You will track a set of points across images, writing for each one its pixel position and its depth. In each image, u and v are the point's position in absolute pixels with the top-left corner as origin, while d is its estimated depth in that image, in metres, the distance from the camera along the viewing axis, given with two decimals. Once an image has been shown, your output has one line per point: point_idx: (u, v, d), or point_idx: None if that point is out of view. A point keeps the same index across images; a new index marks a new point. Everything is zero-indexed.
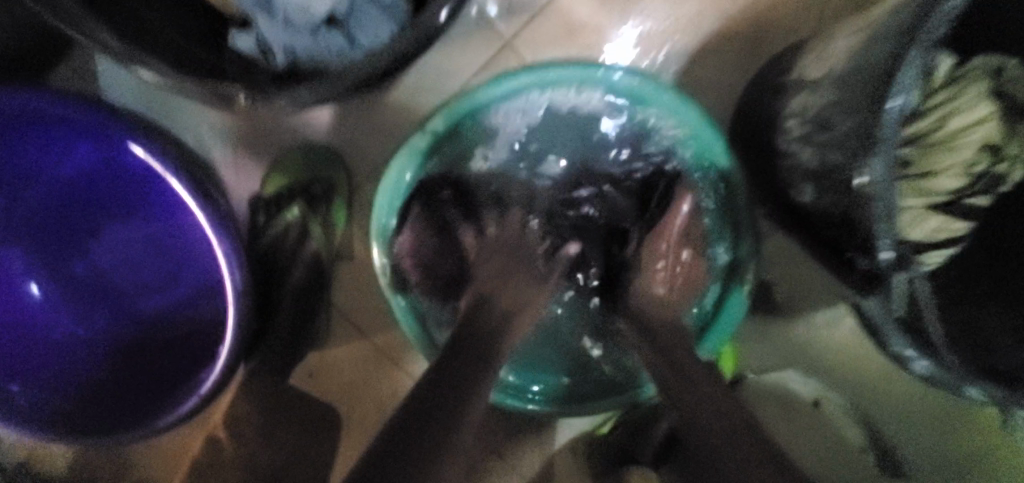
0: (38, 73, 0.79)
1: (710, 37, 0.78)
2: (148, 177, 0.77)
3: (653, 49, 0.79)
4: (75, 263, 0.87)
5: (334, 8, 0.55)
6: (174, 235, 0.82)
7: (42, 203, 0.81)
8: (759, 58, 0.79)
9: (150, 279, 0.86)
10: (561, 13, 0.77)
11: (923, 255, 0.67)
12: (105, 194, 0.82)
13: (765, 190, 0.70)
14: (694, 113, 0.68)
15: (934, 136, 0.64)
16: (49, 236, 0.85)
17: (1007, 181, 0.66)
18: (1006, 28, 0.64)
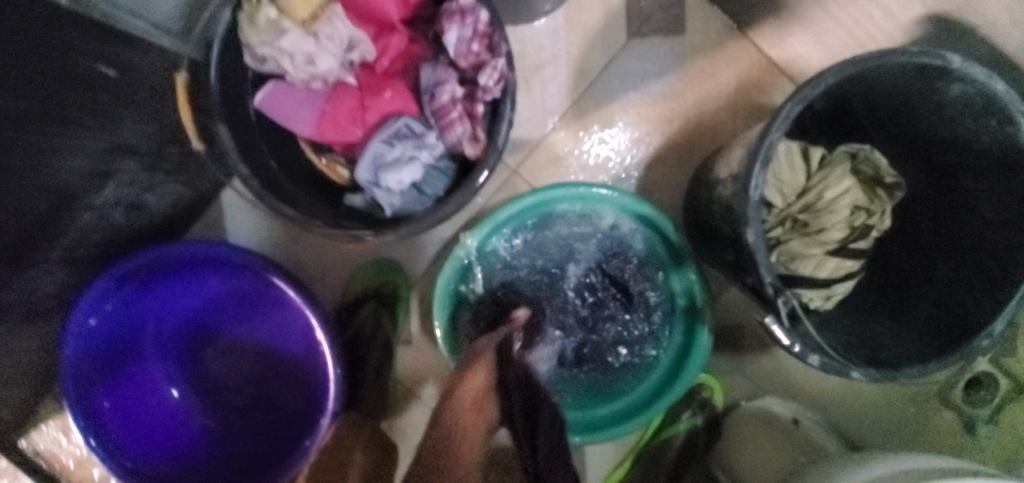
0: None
1: (657, 150, 1.10)
2: (264, 297, 1.04)
3: (616, 162, 1.10)
4: (202, 366, 1.12)
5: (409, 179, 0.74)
6: (280, 340, 1.08)
7: (180, 328, 1.10)
8: (695, 159, 1.10)
9: (260, 376, 1.12)
10: (549, 146, 1.10)
11: (832, 285, 0.92)
12: (224, 311, 1.10)
13: (709, 250, 0.96)
14: (651, 212, 0.97)
15: (818, 203, 0.92)
16: (182, 348, 1.10)
17: (879, 228, 0.92)
18: (849, 126, 0.94)
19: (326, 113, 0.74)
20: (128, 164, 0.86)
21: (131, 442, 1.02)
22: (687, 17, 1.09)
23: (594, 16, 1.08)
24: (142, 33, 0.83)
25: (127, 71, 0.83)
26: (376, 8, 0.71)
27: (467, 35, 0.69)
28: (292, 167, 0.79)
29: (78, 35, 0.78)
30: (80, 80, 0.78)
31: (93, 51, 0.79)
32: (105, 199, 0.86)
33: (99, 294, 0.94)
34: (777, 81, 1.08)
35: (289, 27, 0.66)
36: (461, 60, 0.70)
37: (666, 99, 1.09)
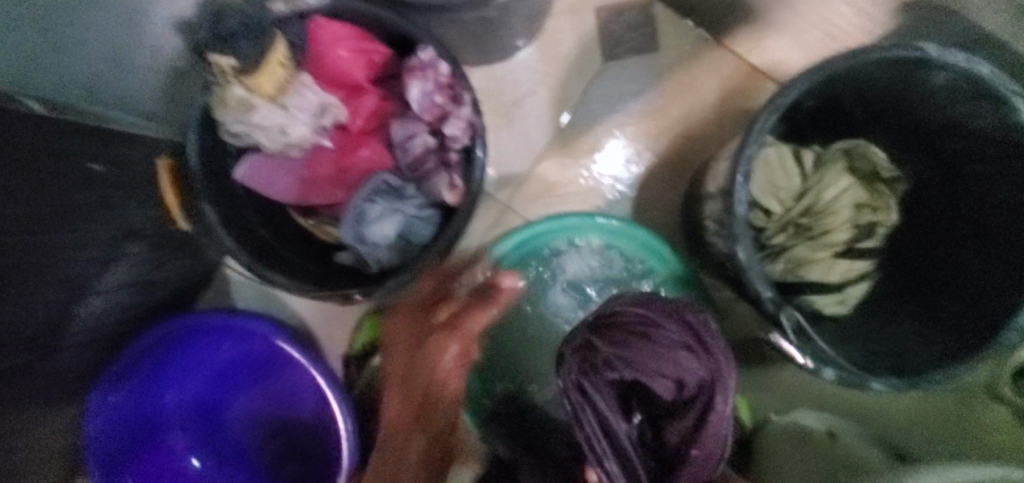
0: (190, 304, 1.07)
1: (649, 169, 1.09)
2: (273, 359, 1.06)
3: (608, 186, 1.10)
4: (220, 434, 1.12)
5: (387, 234, 0.75)
6: (293, 400, 1.09)
7: (199, 399, 1.11)
8: (687, 173, 1.09)
9: (276, 438, 1.12)
10: (539, 178, 1.10)
11: (844, 289, 0.89)
12: (240, 378, 1.11)
13: (711, 265, 0.94)
14: (644, 234, 0.96)
15: (819, 205, 0.89)
16: (199, 419, 1.11)
17: (887, 225, 0.88)
18: (838, 125, 0.91)
19: (308, 178, 0.76)
20: (134, 247, 0.87)
21: None
22: (660, 33, 1.08)
23: (568, 46, 1.09)
24: (131, 128, 0.82)
25: (122, 165, 0.81)
26: (344, 73, 0.73)
27: (430, 88, 0.70)
28: (281, 233, 0.80)
29: (72, 140, 0.72)
30: (85, 178, 0.75)
31: (90, 152, 0.75)
32: (112, 284, 0.87)
33: (116, 374, 0.97)
34: (763, 85, 1.06)
35: (259, 102, 0.67)
36: (426, 113, 0.71)
37: (650, 117, 1.09)
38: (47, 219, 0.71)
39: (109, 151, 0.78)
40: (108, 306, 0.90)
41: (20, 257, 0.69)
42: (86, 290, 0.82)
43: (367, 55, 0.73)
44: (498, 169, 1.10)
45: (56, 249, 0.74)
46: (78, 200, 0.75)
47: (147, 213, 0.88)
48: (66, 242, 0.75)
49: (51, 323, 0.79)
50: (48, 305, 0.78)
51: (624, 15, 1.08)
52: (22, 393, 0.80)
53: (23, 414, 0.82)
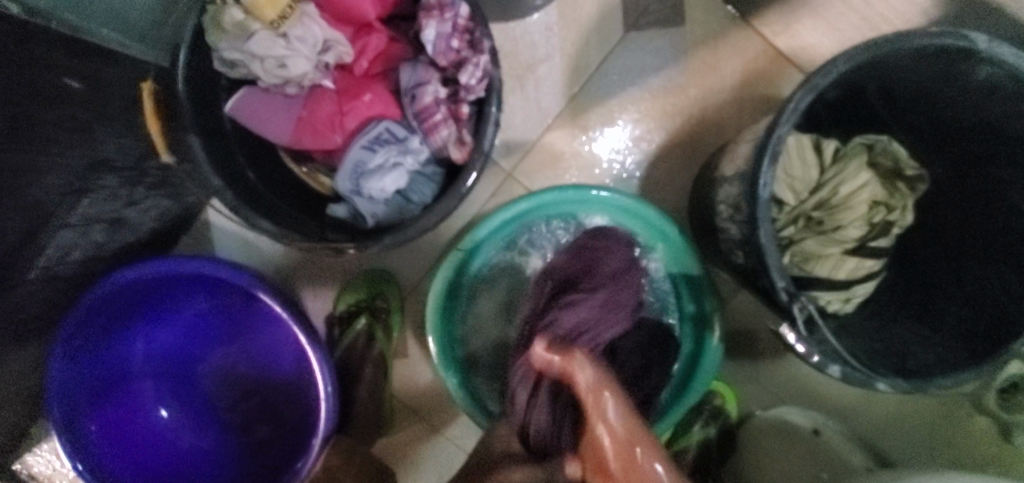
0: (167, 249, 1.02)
1: (659, 149, 1.05)
2: (252, 311, 1.01)
3: (616, 163, 1.06)
4: (192, 385, 1.09)
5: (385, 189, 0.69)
6: (272, 355, 1.05)
7: (172, 345, 1.06)
8: (699, 156, 1.05)
9: (251, 393, 1.09)
10: (546, 147, 1.05)
11: (852, 287, 0.86)
12: (216, 329, 1.06)
13: (717, 253, 0.91)
14: (654, 212, 0.90)
15: (835, 199, 0.86)
16: (170, 368, 1.07)
17: (901, 225, 0.86)
18: (862, 118, 0.88)
19: (304, 119, 0.70)
20: (105, 179, 0.80)
21: (122, 468, 0.98)
22: (686, 7, 1.03)
23: (588, 11, 1.03)
24: None
25: (94, 83, 0.74)
26: (353, 7, 0.67)
27: (447, 31, 0.64)
28: (272, 178, 0.75)
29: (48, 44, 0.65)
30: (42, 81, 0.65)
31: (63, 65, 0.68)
32: (81, 218, 0.80)
33: (83, 314, 0.91)
34: (786, 73, 1.03)
35: (258, 29, 0.62)
36: (440, 59, 0.66)
37: (666, 95, 1.04)
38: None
39: (80, 67, 0.71)
40: (80, 239, 0.83)
41: None
42: (50, 220, 0.76)
43: None
44: (503, 134, 1.05)
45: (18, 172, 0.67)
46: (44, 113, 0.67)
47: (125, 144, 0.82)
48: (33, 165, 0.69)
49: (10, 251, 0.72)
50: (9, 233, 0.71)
51: None
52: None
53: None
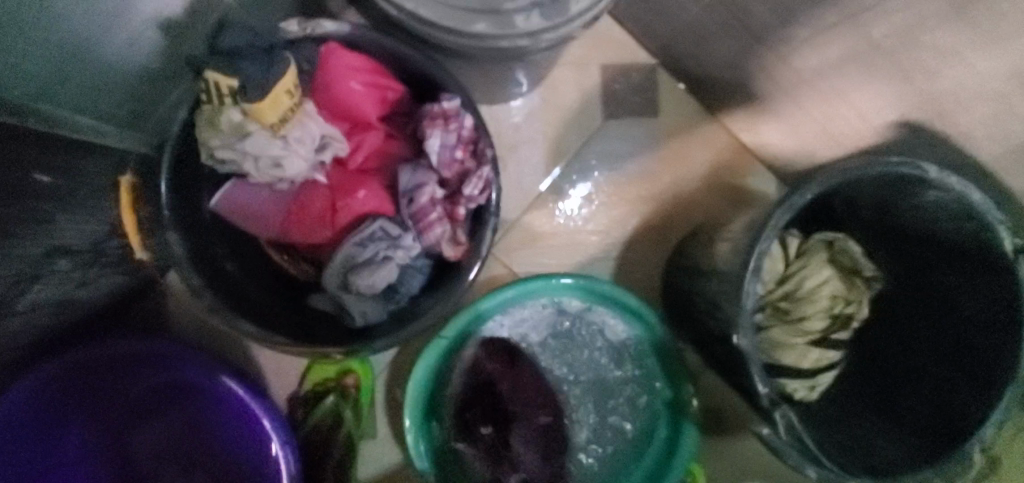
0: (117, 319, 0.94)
1: (634, 231, 1.09)
2: (202, 389, 0.91)
3: (594, 243, 1.08)
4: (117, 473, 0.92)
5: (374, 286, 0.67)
6: (219, 433, 0.91)
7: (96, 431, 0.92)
8: (672, 239, 1.09)
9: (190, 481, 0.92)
10: (527, 227, 1.07)
11: (816, 376, 0.90)
12: (154, 425, 0.93)
13: (692, 338, 0.95)
14: (631, 304, 0.91)
15: (800, 292, 0.91)
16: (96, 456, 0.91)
17: (858, 318, 0.92)
18: (823, 216, 0.93)
19: (293, 214, 0.67)
20: (59, 263, 0.74)
21: None
22: (661, 100, 1.09)
23: (569, 99, 1.07)
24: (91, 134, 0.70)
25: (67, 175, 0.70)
26: (353, 106, 0.67)
27: (451, 141, 0.65)
28: (250, 268, 0.72)
29: (23, 146, 0.62)
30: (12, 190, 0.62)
31: (31, 162, 0.64)
32: (27, 304, 0.73)
33: (31, 387, 0.86)
34: (749, 165, 1.10)
35: (255, 129, 0.59)
36: (443, 169, 0.67)
37: (642, 181, 1.09)
38: None
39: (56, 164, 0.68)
40: (21, 325, 0.75)
41: None
42: None
43: (380, 91, 0.68)
44: None
45: None
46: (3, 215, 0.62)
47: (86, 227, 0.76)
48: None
49: None
50: None
51: (628, 77, 1.08)
52: None
53: None
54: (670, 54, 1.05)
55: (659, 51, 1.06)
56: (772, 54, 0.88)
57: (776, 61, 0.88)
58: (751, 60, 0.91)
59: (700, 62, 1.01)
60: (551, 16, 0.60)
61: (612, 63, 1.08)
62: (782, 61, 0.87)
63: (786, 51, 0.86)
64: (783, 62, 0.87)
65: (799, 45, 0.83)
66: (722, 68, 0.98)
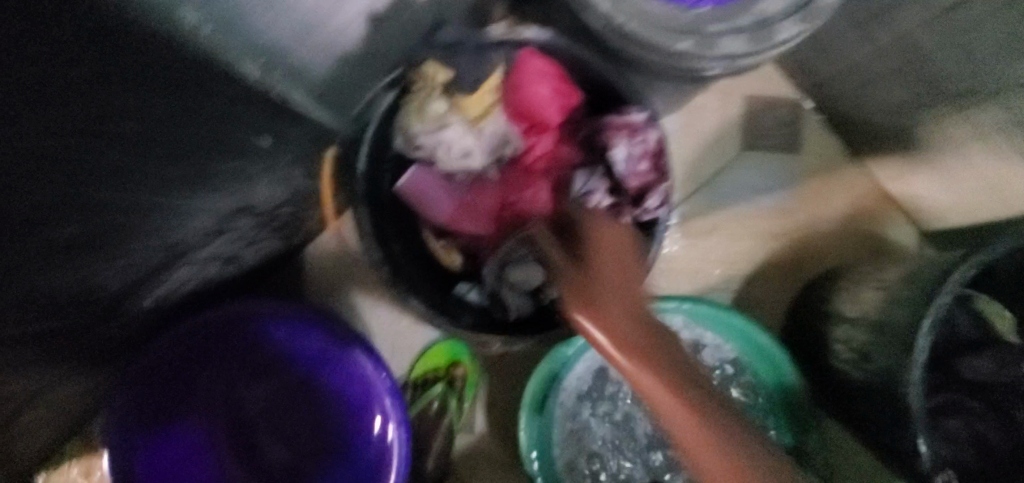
0: (261, 278, 1.01)
1: (760, 267, 1.06)
2: (333, 360, 0.92)
3: (717, 274, 1.05)
4: (247, 426, 0.96)
5: (530, 280, 0.71)
6: (342, 405, 0.93)
7: (229, 385, 0.95)
8: (797, 280, 1.06)
9: (309, 446, 0.95)
10: None
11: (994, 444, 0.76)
12: (275, 387, 0.96)
13: (818, 385, 0.91)
14: (761, 338, 0.89)
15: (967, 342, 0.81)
16: (228, 408, 0.95)
17: None
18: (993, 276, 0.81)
19: (466, 204, 0.74)
20: (242, 223, 0.77)
21: None
22: (803, 137, 1.07)
23: (709, 125, 1.05)
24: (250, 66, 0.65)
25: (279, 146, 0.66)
26: (537, 109, 0.70)
27: (637, 153, 0.68)
28: (410, 249, 0.76)
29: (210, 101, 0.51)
30: (229, 153, 0.61)
31: (257, 126, 0.59)
32: (208, 256, 0.79)
33: (180, 334, 0.89)
34: (890, 215, 1.06)
35: (454, 120, 0.69)
36: (631, 179, 0.69)
37: (774, 216, 1.06)
38: (185, 183, 0.59)
39: (274, 127, 0.61)
40: (196, 274, 0.82)
41: (114, 216, 0.54)
42: (186, 256, 0.75)
43: (563, 99, 0.70)
44: None
45: (143, 214, 0.58)
46: (218, 169, 0.62)
47: (275, 194, 0.76)
48: (175, 208, 0.62)
49: (133, 282, 0.71)
50: (149, 266, 0.71)
51: (773, 110, 1.06)
52: (76, 349, 0.75)
53: (77, 370, 0.81)
54: (824, 92, 1.02)
55: (810, 87, 1.04)
56: (950, 104, 0.83)
57: (953, 111, 0.84)
58: (922, 107, 0.87)
59: (858, 103, 0.97)
60: (754, 43, 0.61)
61: (757, 95, 1.06)
62: (961, 111, 0.83)
63: (967, 103, 0.82)
64: (962, 113, 0.83)
65: (986, 97, 0.79)
66: (883, 113, 0.94)
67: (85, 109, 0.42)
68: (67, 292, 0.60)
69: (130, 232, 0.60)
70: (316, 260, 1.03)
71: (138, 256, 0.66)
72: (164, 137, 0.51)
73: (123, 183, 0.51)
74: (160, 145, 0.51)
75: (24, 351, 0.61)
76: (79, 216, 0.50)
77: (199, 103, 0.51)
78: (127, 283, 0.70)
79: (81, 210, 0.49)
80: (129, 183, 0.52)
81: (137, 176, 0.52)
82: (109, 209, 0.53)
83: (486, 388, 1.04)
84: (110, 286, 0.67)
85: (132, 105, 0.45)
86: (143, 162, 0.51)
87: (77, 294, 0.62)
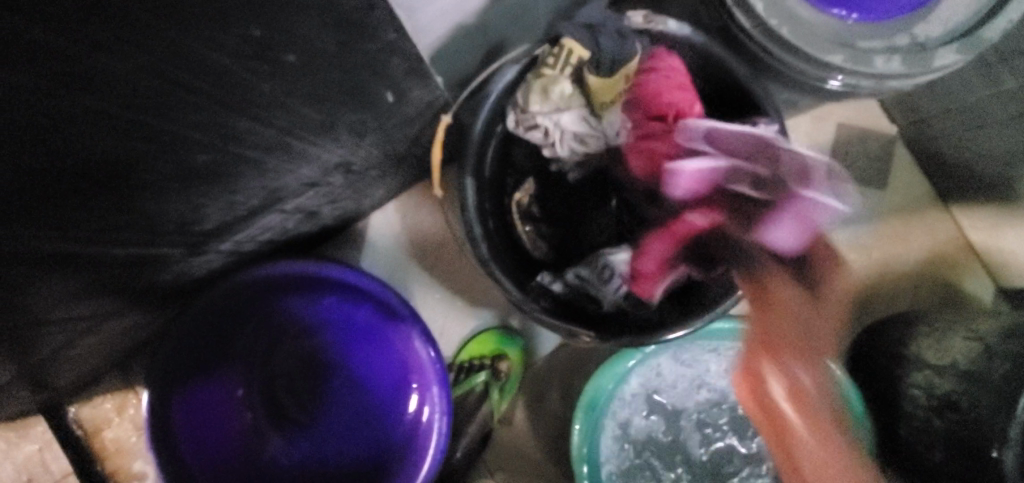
0: (325, 238, 0.99)
1: None
2: (388, 333, 0.91)
3: None
4: (284, 377, 0.97)
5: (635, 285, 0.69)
6: (382, 376, 0.95)
7: (273, 337, 0.96)
8: (864, 319, 1.02)
9: (338, 409, 0.96)
10: None
11: None
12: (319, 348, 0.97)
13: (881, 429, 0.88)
14: (851, 383, 0.81)
15: None
16: (268, 359, 0.96)
17: None
18: None
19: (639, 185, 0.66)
20: (336, 178, 0.75)
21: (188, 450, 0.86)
22: (892, 174, 1.03)
23: (798, 148, 1.02)
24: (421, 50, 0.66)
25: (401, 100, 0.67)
26: (661, 98, 0.66)
27: (769, 165, 0.66)
28: (500, 229, 0.74)
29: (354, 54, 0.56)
30: (356, 102, 0.62)
31: (391, 79, 0.62)
32: (292, 208, 0.77)
33: (237, 284, 0.85)
34: (970, 266, 1.02)
35: (576, 103, 0.66)
36: None
37: (851, 250, 1.02)
38: (313, 127, 0.62)
39: (401, 83, 0.64)
40: (276, 224, 0.80)
41: (238, 148, 0.57)
42: (278, 204, 0.73)
43: (682, 91, 0.67)
44: None
45: (263, 149, 0.60)
46: (341, 117, 0.63)
47: (373, 153, 0.74)
48: (291, 151, 0.63)
49: (234, 219, 0.71)
50: (247, 207, 0.70)
51: (865, 142, 1.03)
52: (155, 277, 0.76)
53: (149, 297, 0.81)
54: (924, 130, 0.98)
55: (909, 124, 1.00)
56: None
57: None
58: None
59: (962, 147, 0.94)
60: (910, 64, 0.63)
61: (851, 124, 1.02)
62: None
63: None
64: None
65: None
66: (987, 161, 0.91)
67: (260, 33, 0.46)
68: (172, 214, 0.62)
69: (246, 166, 0.61)
70: (381, 228, 1.00)
71: (243, 195, 0.67)
72: (306, 74, 0.54)
73: (251, 108, 0.53)
74: (305, 82, 0.55)
75: (110, 261, 0.63)
76: (206, 136, 0.53)
77: (355, 45, 0.54)
78: (224, 219, 0.70)
79: (206, 131, 0.52)
80: (263, 113, 0.55)
81: (273, 107, 0.55)
82: (233, 136, 0.55)
83: (532, 383, 1.01)
84: (210, 218, 0.68)
85: (290, 38, 0.49)
86: (277, 97, 0.54)
87: (177, 218, 0.63)
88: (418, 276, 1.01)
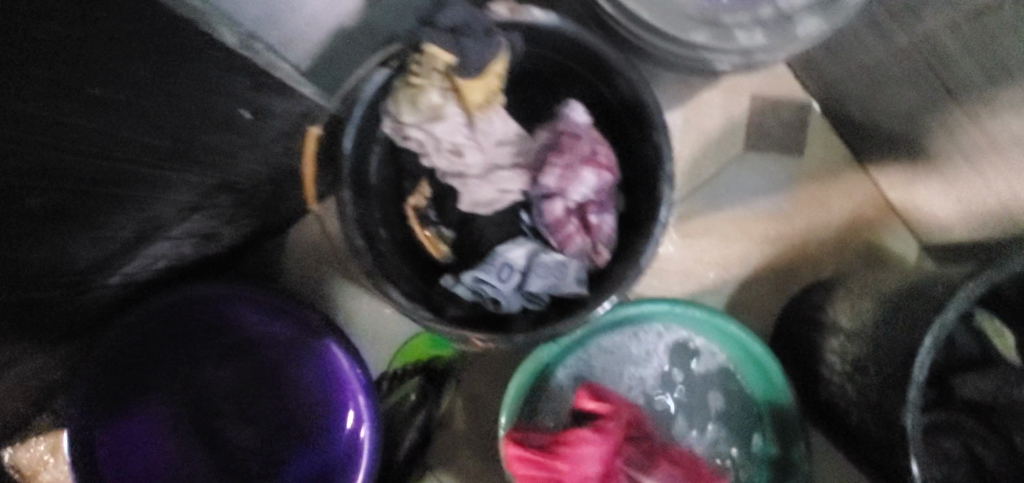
0: (242, 255, 0.97)
1: (754, 271, 1.03)
2: (305, 350, 0.90)
3: (711, 275, 1.03)
4: (208, 403, 0.91)
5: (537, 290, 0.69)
6: (313, 393, 0.90)
7: (190, 362, 0.91)
8: (791, 286, 1.03)
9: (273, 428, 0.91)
10: None
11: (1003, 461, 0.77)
12: (238, 367, 0.91)
13: (806, 395, 0.89)
14: (749, 337, 0.87)
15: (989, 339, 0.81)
16: (188, 387, 0.91)
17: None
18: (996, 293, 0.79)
19: None
20: (221, 199, 0.75)
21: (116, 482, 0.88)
22: (807, 141, 1.04)
23: (712, 121, 1.03)
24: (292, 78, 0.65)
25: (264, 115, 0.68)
26: None
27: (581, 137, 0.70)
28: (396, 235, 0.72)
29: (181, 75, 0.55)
30: (207, 122, 0.62)
31: (238, 96, 0.62)
32: (184, 232, 0.75)
33: (143, 313, 0.86)
34: (889, 223, 1.04)
35: (450, 111, 0.65)
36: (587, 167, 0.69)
37: (770, 219, 1.03)
38: (165, 154, 0.62)
39: (255, 100, 0.64)
40: (170, 250, 0.78)
41: (87, 185, 0.58)
42: (161, 231, 0.72)
43: None
44: None
45: (115, 183, 0.60)
46: (199, 140, 0.64)
47: (255, 171, 0.75)
48: (155, 180, 0.64)
49: (108, 256, 0.70)
50: (118, 242, 0.69)
51: (777, 112, 1.03)
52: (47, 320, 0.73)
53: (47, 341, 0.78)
54: (832, 93, 0.99)
55: (818, 89, 1.02)
56: (963, 112, 0.80)
57: (964, 119, 0.81)
58: (932, 114, 0.84)
59: (868, 108, 0.94)
60: (773, 37, 0.66)
61: (764, 94, 1.03)
62: (974, 121, 0.79)
63: (981, 113, 0.78)
64: (975, 122, 0.79)
65: (1000, 108, 0.75)
66: (890, 118, 0.91)
67: (54, 73, 0.46)
68: (37, 259, 0.61)
69: (105, 201, 0.61)
70: (299, 241, 0.99)
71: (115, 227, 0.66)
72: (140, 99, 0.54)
73: (86, 146, 0.54)
74: (144, 114, 0.56)
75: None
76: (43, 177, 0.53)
77: (180, 65, 0.53)
78: (96, 257, 0.68)
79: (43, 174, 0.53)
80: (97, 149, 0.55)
81: (107, 138, 0.55)
82: (79, 174, 0.56)
83: (469, 381, 1.01)
84: (84, 257, 0.67)
85: (106, 73, 0.49)
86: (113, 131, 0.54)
87: (46, 261, 0.63)
88: (342, 286, 0.99)
